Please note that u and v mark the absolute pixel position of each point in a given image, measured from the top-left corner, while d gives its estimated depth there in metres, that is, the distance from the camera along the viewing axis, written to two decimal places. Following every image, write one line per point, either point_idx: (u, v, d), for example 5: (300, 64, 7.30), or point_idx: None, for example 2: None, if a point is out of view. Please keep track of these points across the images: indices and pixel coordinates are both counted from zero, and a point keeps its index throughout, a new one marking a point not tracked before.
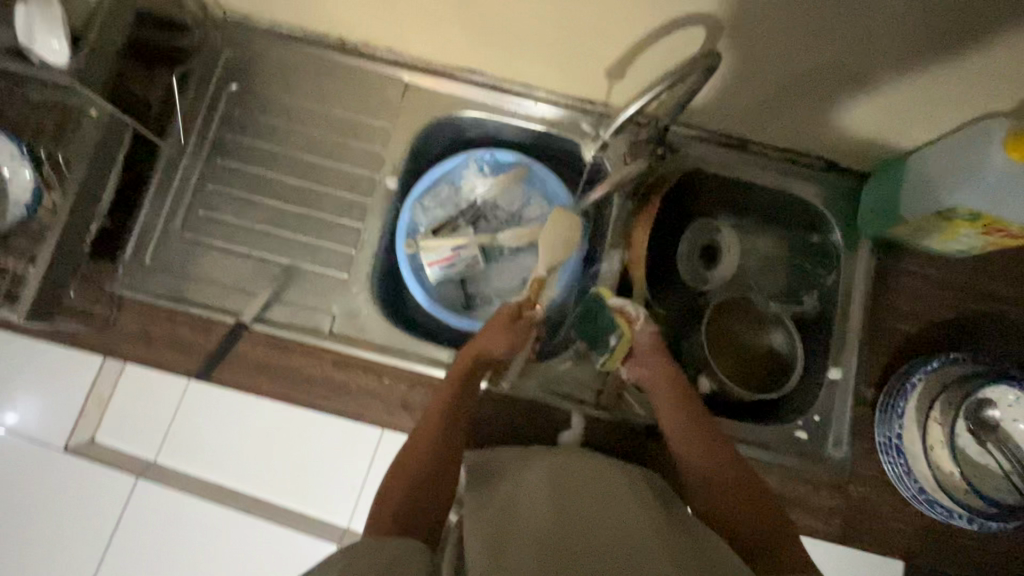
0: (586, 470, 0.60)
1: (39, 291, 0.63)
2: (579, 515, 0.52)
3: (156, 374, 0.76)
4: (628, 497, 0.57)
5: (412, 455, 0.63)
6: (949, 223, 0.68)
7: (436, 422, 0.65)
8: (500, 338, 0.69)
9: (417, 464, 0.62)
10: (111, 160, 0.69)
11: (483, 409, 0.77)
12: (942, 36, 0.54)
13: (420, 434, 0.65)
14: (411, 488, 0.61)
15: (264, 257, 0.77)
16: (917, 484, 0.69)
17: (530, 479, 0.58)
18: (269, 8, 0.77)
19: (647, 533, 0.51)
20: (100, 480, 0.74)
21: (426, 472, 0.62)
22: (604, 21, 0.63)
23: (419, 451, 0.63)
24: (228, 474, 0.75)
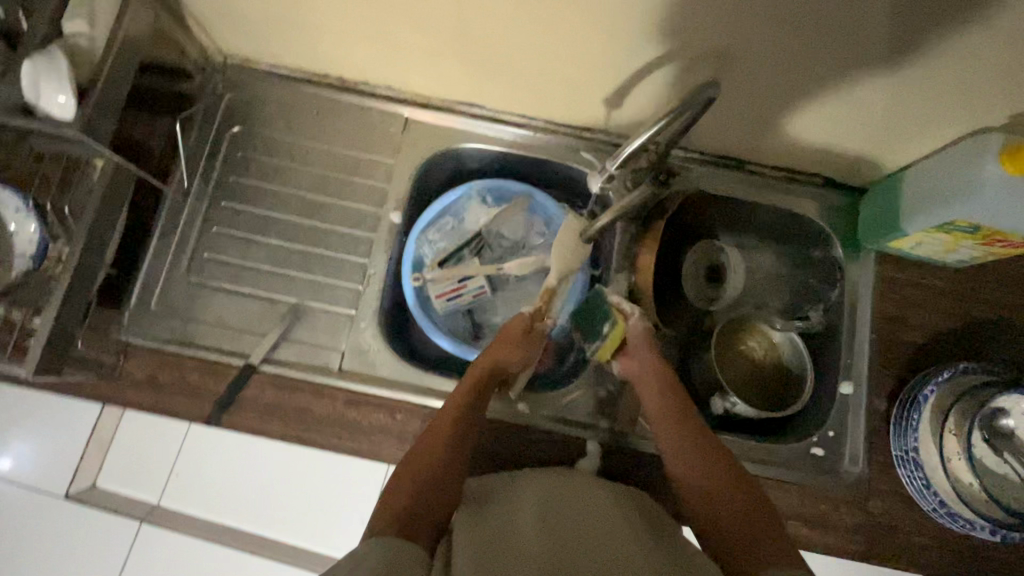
0: (569, 491, 0.60)
1: (48, 343, 0.62)
2: (571, 533, 0.53)
3: (156, 422, 0.77)
4: (611, 511, 0.57)
5: (421, 459, 0.59)
6: (950, 236, 0.69)
7: (448, 428, 0.63)
8: (514, 347, 0.71)
9: (428, 466, 0.59)
10: (116, 208, 0.69)
11: (489, 440, 0.74)
12: (934, 57, 0.55)
13: (430, 439, 0.62)
14: (417, 491, 0.56)
15: (271, 297, 0.76)
16: (936, 497, 0.68)
17: (521, 502, 0.59)
18: (270, 53, 0.78)
19: (632, 542, 0.52)
20: (113, 524, 0.76)
21: (435, 477, 0.58)
22: (601, 54, 0.65)
23: (429, 454, 0.60)
24: (231, 514, 0.76)
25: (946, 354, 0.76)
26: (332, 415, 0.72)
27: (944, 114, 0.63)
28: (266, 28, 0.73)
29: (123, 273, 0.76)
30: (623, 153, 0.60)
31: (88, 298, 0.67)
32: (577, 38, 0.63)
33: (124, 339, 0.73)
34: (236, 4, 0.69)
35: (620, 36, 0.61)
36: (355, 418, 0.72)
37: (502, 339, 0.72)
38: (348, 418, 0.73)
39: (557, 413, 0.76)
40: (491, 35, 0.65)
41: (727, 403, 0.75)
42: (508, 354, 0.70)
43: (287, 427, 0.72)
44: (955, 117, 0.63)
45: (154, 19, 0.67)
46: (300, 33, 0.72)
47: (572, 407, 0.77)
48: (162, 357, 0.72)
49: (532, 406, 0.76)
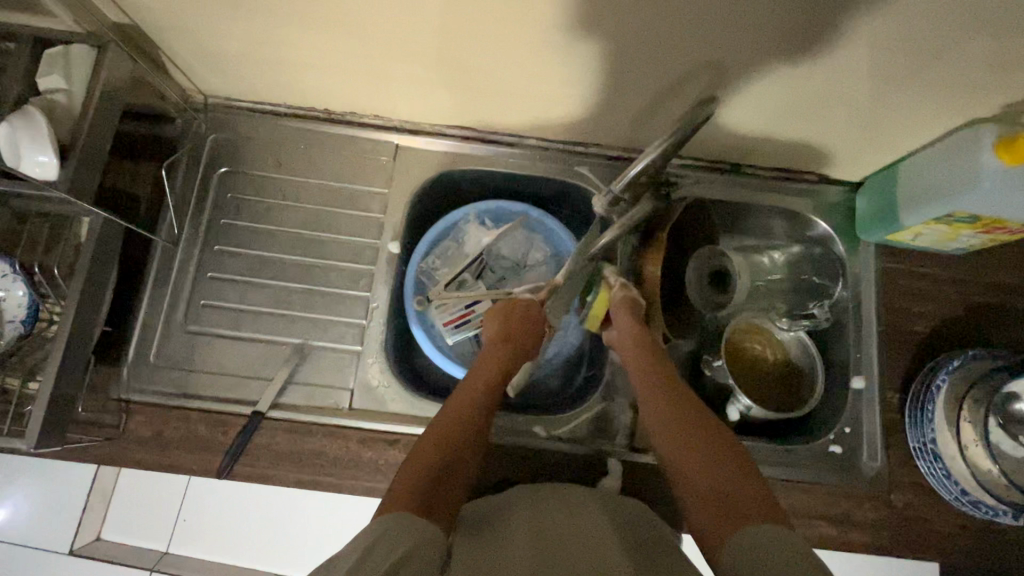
0: (555, 501, 0.62)
1: (48, 409, 0.60)
2: (558, 537, 0.55)
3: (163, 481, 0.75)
4: (597, 514, 0.60)
5: (443, 435, 0.59)
6: (949, 227, 0.70)
7: (472, 407, 0.63)
8: (530, 332, 0.74)
9: (452, 443, 0.59)
10: (107, 265, 0.67)
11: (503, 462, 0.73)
12: (925, 59, 0.56)
13: (451, 415, 0.62)
14: (442, 467, 0.56)
15: (274, 339, 0.75)
16: (958, 486, 0.68)
17: (515, 514, 0.61)
18: (251, 91, 0.76)
19: (612, 538, 0.55)
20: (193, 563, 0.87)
21: (457, 455, 0.58)
22: (593, 72, 0.64)
23: (452, 431, 0.60)
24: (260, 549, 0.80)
25: (952, 341, 0.77)
26: (346, 456, 0.70)
27: (938, 110, 0.63)
28: (246, 67, 0.71)
29: (117, 327, 0.73)
30: (628, 176, 0.61)
31: (85, 360, 0.65)
32: (567, 59, 0.62)
33: (125, 397, 0.70)
34: (214, 46, 0.67)
35: (611, 54, 0.60)
36: (370, 458, 0.70)
37: (516, 322, 0.73)
38: (363, 458, 0.71)
39: (576, 432, 0.75)
40: (480, 61, 0.64)
41: (743, 407, 0.75)
42: (529, 337, 0.73)
43: (300, 473, 0.69)
44: (948, 112, 0.63)
45: (131, 69, 0.65)
46: (282, 70, 0.71)
47: (591, 425, 0.76)
48: (165, 412, 0.70)
49: (549, 429, 0.75)
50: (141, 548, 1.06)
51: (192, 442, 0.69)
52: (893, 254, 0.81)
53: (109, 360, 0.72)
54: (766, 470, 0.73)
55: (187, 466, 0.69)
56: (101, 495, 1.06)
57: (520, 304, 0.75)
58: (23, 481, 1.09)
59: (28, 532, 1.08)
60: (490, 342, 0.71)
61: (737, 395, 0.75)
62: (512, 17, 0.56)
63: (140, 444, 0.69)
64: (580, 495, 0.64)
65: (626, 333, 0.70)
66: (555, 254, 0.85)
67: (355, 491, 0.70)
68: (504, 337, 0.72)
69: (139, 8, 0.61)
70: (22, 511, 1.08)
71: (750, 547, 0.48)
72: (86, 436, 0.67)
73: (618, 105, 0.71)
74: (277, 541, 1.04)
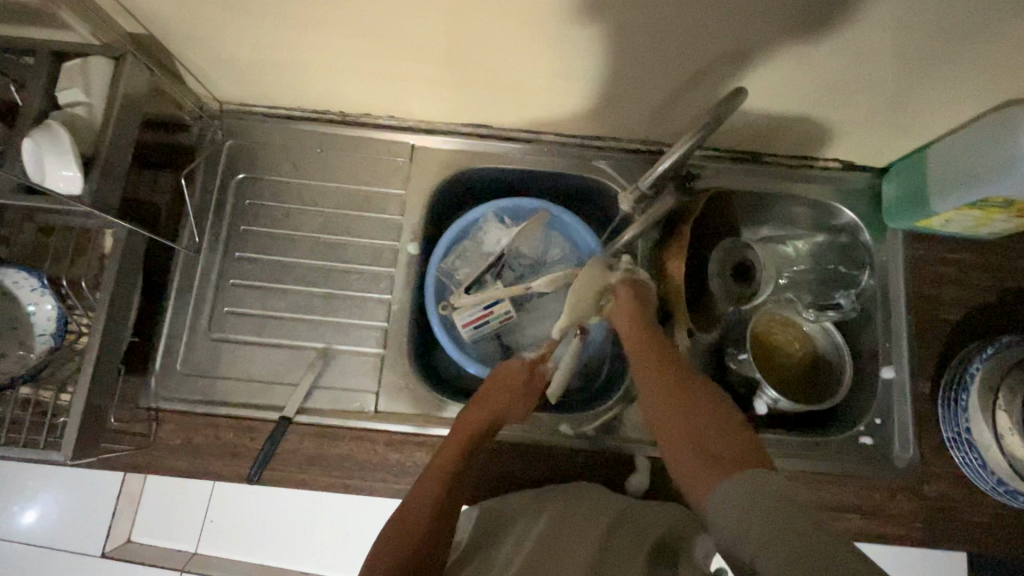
0: (570, 492, 0.66)
1: (82, 420, 0.61)
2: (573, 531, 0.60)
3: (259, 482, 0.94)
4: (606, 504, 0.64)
5: (409, 511, 0.61)
6: (982, 212, 0.68)
7: (438, 481, 0.63)
8: (513, 394, 0.71)
9: (423, 513, 0.60)
10: (132, 276, 0.67)
11: (523, 463, 0.72)
12: (960, 41, 0.54)
13: (420, 486, 0.63)
14: (405, 549, 0.57)
15: (297, 344, 0.75)
16: (994, 476, 0.67)
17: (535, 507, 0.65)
18: (266, 96, 0.76)
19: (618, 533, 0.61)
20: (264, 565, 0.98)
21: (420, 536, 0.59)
22: (613, 66, 0.63)
23: (417, 507, 0.61)
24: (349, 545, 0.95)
25: (986, 328, 0.76)
26: (373, 459, 0.70)
27: (970, 92, 0.62)
28: (261, 73, 0.70)
29: (143, 337, 0.74)
30: (657, 172, 0.61)
31: (114, 371, 0.66)
32: (587, 54, 0.61)
33: (154, 405, 0.71)
34: (230, 54, 0.67)
35: (631, 47, 0.59)
36: (398, 461, 0.70)
37: (502, 385, 0.71)
38: (389, 460, 0.70)
39: (601, 430, 0.75)
40: (497, 59, 0.63)
41: (770, 400, 0.75)
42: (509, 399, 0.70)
43: (330, 476, 0.69)
44: (981, 94, 0.62)
45: (149, 80, 0.65)
46: (296, 74, 0.70)
47: (618, 423, 0.75)
48: (194, 420, 0.71)
49: (574, 427, 0.74)
50: (170, 550, 1.08)
51: (221, 448, 0.70)
52: (921, 240, 0.79)
53: (137, 369, 0.72)
54: (796, 465, 0.72)
55: (219, 473, 0.69)
56: (129, 498, 1.09)
57: (505, 373, 0.73)
58: (54, 487, 1.12)
59: (60, 536, 1.10)
60: (467, 407, 0.69)
61: (763, 388, 0.75)
62: (531, 14, 0.55)
63: (171, 452, 0.69)
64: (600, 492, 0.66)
65: (626, 319, 0.71)
66: (573, 251, 0.84)
67: (384, 493, 0.70)
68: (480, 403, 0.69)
69: (155, 19, 0.60)
70: (53, 516, 1.11)
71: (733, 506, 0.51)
72: (118, 445, 0.68)
73: (638, 98, 0.70)
74: (304, 539, 1.06)
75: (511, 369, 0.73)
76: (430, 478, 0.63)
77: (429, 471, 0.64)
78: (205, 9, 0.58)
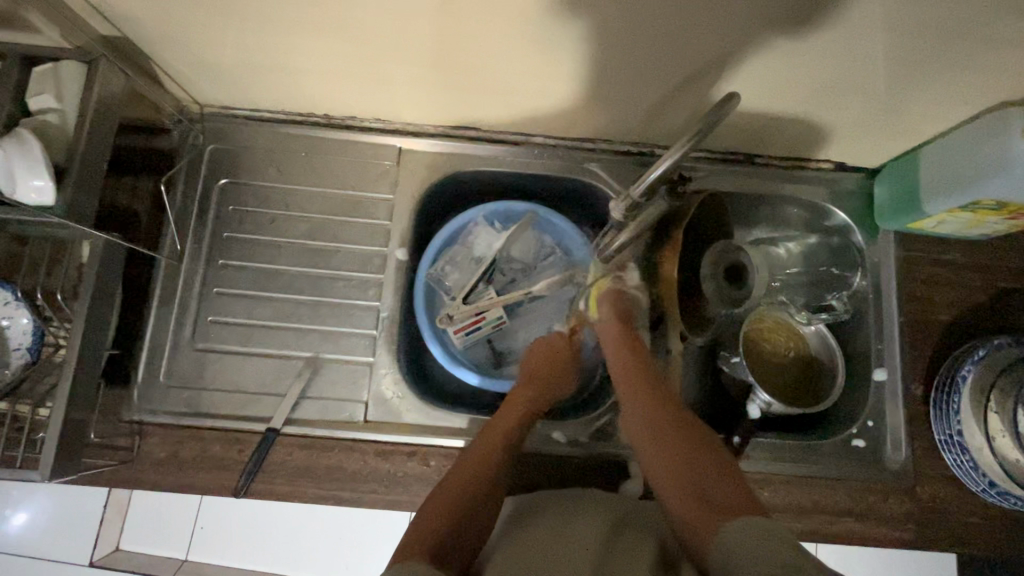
0: (563, 502, 0.64)
1: (61, 436, 0.59)
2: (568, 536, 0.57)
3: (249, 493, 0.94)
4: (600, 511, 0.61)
5: (471, 464, 0.63)
6: (974, 214, 0.68)
7: (495, 444, 0.65)
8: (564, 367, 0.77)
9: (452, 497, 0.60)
10: (111, 286, 0.65)
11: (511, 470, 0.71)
12: (951, 43, 0.54)
13: (478, 446, 0.65)
14: (466, 499, 0.59)
15: (284, 353, 0.74)
16: (986, 478, 0.67)
17: (533, 518, 0.62)
18: (249, 99, 0.74)
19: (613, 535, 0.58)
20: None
21: (482, 489, 0.61)
22: (602, 67, 0.62)
23: (481, 460, 0.63)
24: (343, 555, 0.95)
25: (977, 328, 0.76)
26: (364, 470, 0.69)
27: (962, 93, 0.61)
28: (242, 75, 0.68)
29: (124, 348, 0.72)
30: (647, 180, 0.60)
31: (95, 384, 0.64)
32: (576, 56, 0.60)
33: (137, 418, 0.69)
34: (209, 55, 0.64)
35: (621, 49, 0.58)
36: (389, 471, 0.69)
37: (547, 360, 0.77)
38: (381, 470, 0.69)
39: (594, 436, 0.74)
40: (484, 59, 0.62)
41: (763, 403, 0.75)
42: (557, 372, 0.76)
43: (319, 488, 0.68)
44: (972, 95, 0.61)
45: (125, 83, 0.63)
46: (279, 77, 0.68)
47: (612, 429, 0.75)
48: (177, 433, 0.69)
49: (569, 435, 0.74)
50: (160, 560, 1.07)
51: (208, 461, 0.68)
52: (912, 241, 0.79)
53: (118, 381, 0.70)
54: (790, 467, 0.72)
55: (206, 486, 0.68)
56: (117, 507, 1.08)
57: (549, 342, 0.78)
58: (37, 498, 1.09)
59: (47, 547, 1.08)
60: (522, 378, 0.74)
61: (757, 392, 0.75)
62: (519, 15, 0.53)
63: (155, 466, 0.68)
64: (592, 497, 0.65)
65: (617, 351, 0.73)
66: (565, 254, 0.83)
67: (374, 504, 0.68)
68: (534, 374, 0.75)
69: (130, 21, 0.58)
70: (38, 526, 1.09)
71: (732, 540, 0.50)
72: (100, 460, 0.66)
73: (628, 100, 0.69)
74: (295, 545, 1.06)
75: (556, 341, 0.78)
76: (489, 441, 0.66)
77: (487, 434, 0.66)
78: (179, 11, 0.56)
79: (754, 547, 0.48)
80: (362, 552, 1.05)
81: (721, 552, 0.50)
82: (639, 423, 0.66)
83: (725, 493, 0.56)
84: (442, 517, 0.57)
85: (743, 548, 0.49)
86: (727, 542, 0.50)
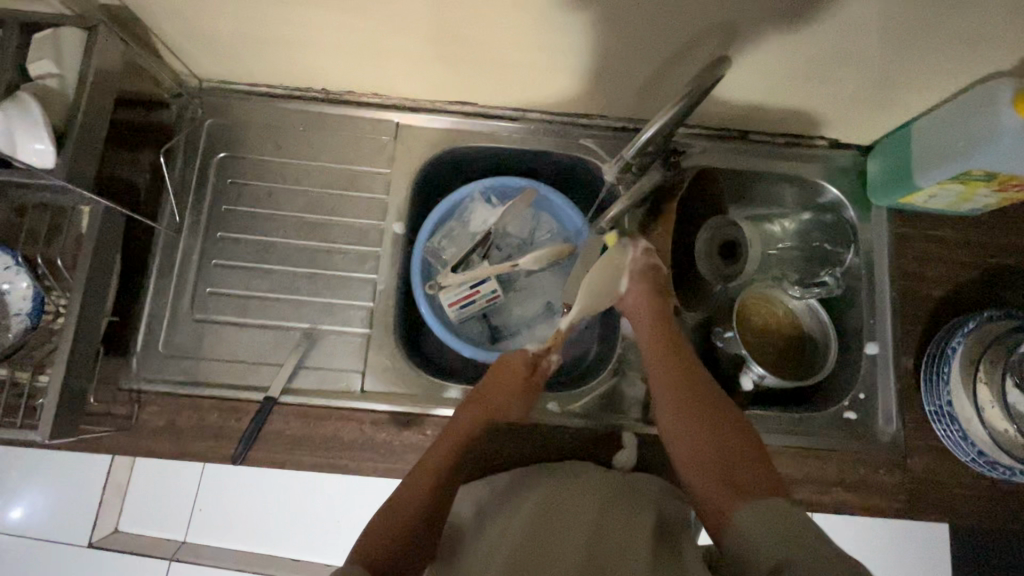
0: (553, 485, 0.63)
1: (60, 400, 0.60)
2: (554, 528, 0.57)
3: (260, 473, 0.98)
4: (589, 497, 0.61)
5: (404, 501, 0.61)
6: (966, 185, 0.68)
7: (434, 468, 0.64)
8: (509, 396, 0.70)
9: (403, 512, 0.60)
10: (110, 254, 0.66)
11: (506, 441, 0.72)
12: (938, 13, 0.54)
13: (414, 477, 0.63)
14: (392, 546, 0.58)
15: (282, 325, 0.74)
16: (975, 448, 0.68)
17: (521, 505, 0.62)
18: (247, 72, 0.75)
19: (595, 519, 0.58)
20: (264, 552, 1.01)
21: (417, 526, 0.60)
22: (595, 40, 0.62)
23: (410, 498, 0.61)
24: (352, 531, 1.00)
25: (970, 303, 0.76)
26: (360, 439, 0.70)
27: (952, 65, 0.62)
28: (239, 47, 0.69)
29: (124, 318, 0.72)
30: (639, 142, 0.62)
31: (93, 351, 0.65)
32: (571, 29, 0.61)
33: (136, 386, 0.70)
34: (206, 25, 0.65)
35: (616, 21, 0.58)
36: (385, 440, 0.70)
37: (496, 385, 0.70)
38: (377, 439, 0.70)
39: (589, 408, 0.75)
40: (480, 33, 0.62)
41: (756, 376, 0.76)
42: (508, 398, 0.70)
43: (317, 456, 0.69)
44: (963, 67, 0.62)
45: (124, 52, 0.64)
46: (277, 49, 0.69)
47: (607, 400, 0.75)
48: (175, 402, 0.69)
49: (563, 405, 0.74)
50: (160, 539, 1.08)
51: (204, 430, 0.69)
52: (905, 217, 0.79)
53: (118, 351, 0.71)
54: (781, 439, 0.73)
55: (204, 454, 0.68)
56: (116, 489, 1.09)
57: (508, 367, 0.72)
58: (38, 480, 1.11)
59: (50, 525, 1.10)
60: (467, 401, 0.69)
61: (750, 365, 0.76)
62: None
63: (153, 434, 0.68)
64: (584, 477, 0.65)
65: (647, 321, 0.72)
66: (561, 231, 0.84)
67: (370, 472, 0.69)
68: (479, 397, 0.69)
69: None
70: (39, 508, 1.10)
71: (752, 513, 0.55)
72: (99, 427, 0.67)
73: (623, 74, 0.69)
74: (295, 524, 1.07)
75: (512, 368, 0.72)
76: (411, 489, 0.62)
77: (417, 475, 0.63)
78: None
79: (768, 523, 0.53)
80: (359, 531, 1.07)
81: (739, 523, 0.55)
82: (666, 395, 0.67)
83: (752, 483, 0.58)
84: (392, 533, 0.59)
85: (759, 524, 0.54)
86: (747, 515, 0.55)
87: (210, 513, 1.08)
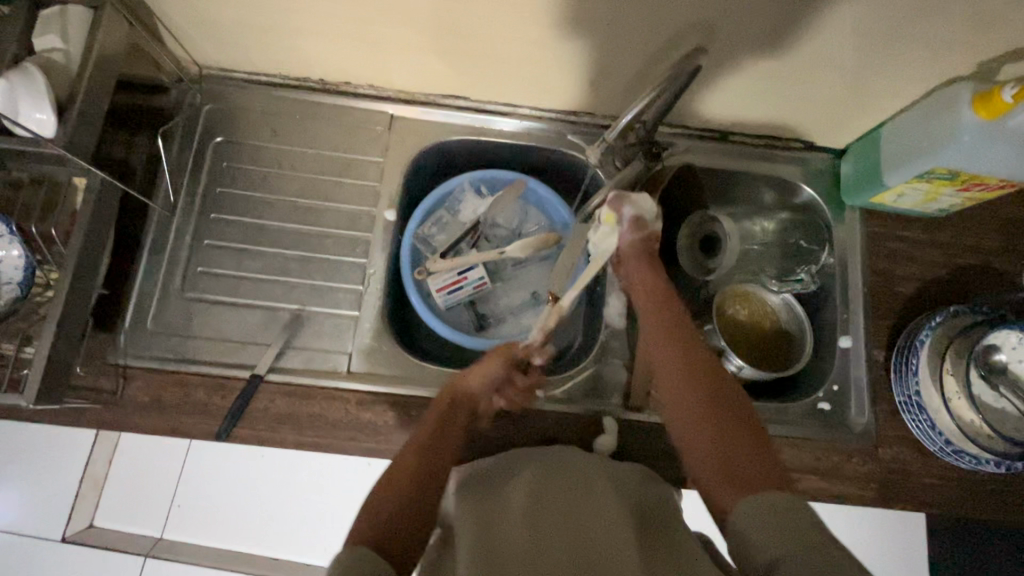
0: (542, 476, 0.63)
1: (45, 368, 0.61)
2: (551, 519, 0.57)
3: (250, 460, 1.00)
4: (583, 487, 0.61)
5: (396, 473, 0.60)
6: (931, 185, 0.72)
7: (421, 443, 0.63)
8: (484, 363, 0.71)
9: (396, 485, 0.58)
10: (103, 228, 0.67)
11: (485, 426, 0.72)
12: (899, 20, 0.58)
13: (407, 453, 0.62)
14: (388, 515, 0.55)
15: (271, 305, 0.75)
16: (942, 437, 0.70)
17: (512, 496, 0.61)
18: (247, 60, 0.77)
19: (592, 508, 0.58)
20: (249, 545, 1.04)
21: (411, 497, 0.58)
22: (582, 38, 0.66)
23: (402, 471, 0.60)
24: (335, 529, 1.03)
25: (936, 299, 0.79)
26: (346, 419, 0.70)
27: (914, 71, 0.66)
28: (240, 35, 0.71)
29: (114, 294, 0.73)
30: (619, 125, 0.66)
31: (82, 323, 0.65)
32: (559, 26, 0.64)
33: (121, 361, 0.70)
34: (210, 11, 0.67)
35: (600, 20, 0.62)
36: (369, 420, 0.70)
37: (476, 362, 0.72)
38: (361, 419, 0.70)
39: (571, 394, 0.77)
40: (471, 28, 0.65)
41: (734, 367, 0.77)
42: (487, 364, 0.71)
43: (301, 434, 0.69)
44: (926, 72, 0.66)
45: (128, 32, 0.66)
46: (278, 37, 0.71)
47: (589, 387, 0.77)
48: (161, 376, 0.69)
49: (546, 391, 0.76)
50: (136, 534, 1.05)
51: (189, 406, 0.69)
52: (876, 217, 0.83)
53: (106, 327, 0.72)
54: None
55: (187, 430, 0.68)
56: (92, 483, 1.05)
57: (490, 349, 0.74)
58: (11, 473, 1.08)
59: (23, 521, 1.07)
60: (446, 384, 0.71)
61: (729, 355, 0.77)
62: None
63: (137, 409, 0.68)
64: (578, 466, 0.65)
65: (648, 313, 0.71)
66: (549, 224, 0.86)
67: (353, 452, 0.70)
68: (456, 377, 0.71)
69: None
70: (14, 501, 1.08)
71: (745, 517, 0.52)
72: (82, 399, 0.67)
73: (609, 73, 0.72)
74: (274, 519, 1.07)
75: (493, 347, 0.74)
76: (401, 470, 0.60)
77: (410, 451, 0.62)
78: None
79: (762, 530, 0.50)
80: (339, 529, 1.07)
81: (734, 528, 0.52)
82: (669, 389, 0.65)
83: (751, 469, 0.56)
84: (389, 506, 0.56)
85: (758, 531, 0.50)
86: (740, 521, 0.52)
87: (189, 509, 1.06)
